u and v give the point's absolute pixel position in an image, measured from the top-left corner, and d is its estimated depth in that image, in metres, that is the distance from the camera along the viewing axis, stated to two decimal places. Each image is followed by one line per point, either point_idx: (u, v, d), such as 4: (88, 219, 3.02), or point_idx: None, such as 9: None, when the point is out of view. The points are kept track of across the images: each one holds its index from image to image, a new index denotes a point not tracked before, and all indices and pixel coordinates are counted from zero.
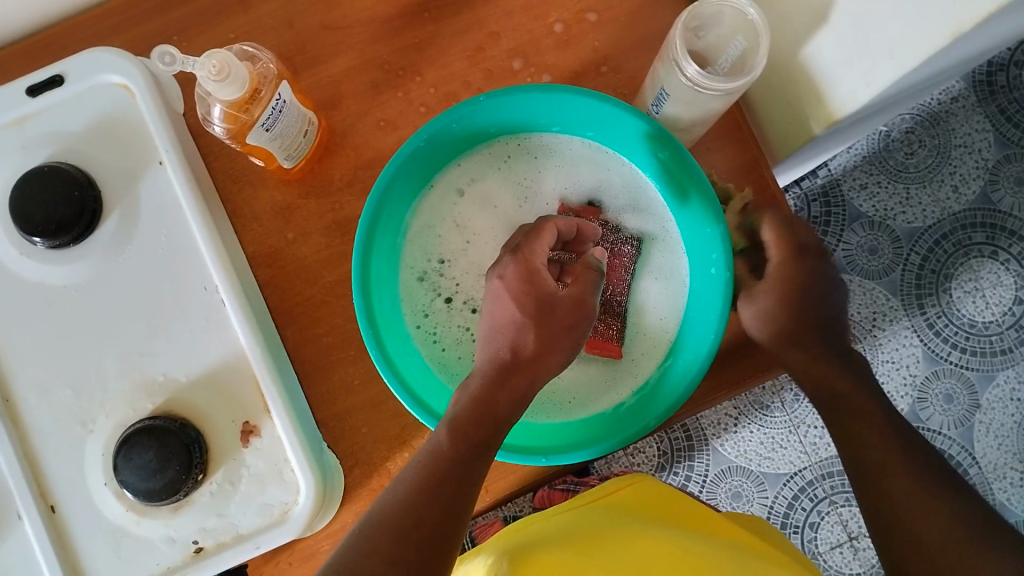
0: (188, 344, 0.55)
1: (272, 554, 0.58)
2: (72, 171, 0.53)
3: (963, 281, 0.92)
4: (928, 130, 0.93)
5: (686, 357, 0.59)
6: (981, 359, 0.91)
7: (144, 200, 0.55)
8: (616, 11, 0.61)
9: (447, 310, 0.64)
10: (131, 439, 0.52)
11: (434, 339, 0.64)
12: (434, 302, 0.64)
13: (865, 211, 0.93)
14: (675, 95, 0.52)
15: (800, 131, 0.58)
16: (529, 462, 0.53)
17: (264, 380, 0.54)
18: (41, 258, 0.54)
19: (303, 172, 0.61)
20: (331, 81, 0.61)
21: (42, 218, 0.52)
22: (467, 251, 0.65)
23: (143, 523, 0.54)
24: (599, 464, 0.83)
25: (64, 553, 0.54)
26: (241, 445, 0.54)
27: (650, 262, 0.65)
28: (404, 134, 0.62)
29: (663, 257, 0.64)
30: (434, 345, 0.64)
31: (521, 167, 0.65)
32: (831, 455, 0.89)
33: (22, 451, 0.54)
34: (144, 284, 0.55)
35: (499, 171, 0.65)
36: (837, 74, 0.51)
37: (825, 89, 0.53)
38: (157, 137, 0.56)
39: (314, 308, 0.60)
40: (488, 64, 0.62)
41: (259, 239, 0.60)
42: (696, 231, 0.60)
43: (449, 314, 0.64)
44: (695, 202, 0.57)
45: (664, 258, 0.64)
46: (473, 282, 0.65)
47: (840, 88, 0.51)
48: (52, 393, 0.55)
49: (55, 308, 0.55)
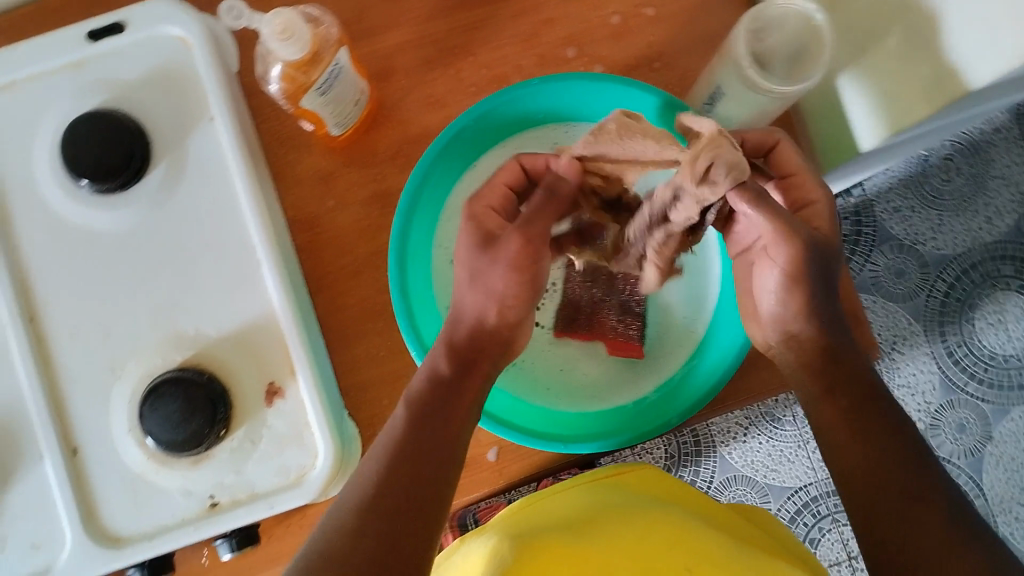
0: (222, 300, 0.55)
1: (284, 516, 0.59)
2: (124, 118, 0.54)
3: (987, 313, 0.95)
4: (967, 159, 0.96)
5: (712, 358, 0.59)
6: (997, 391, 0.95)
7: (191, 154, 0.56)
8: (675, 8, 0.61)
9: None
10: (158, 389, 0.52)
11: None
12: None
13: (896, 235, 0.96)
14: (731, 95, 0.52)
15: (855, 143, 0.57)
16: (548, 449, 0.55)
17: (294, 343, 0.55)
18: (86, 202, 0.55)
19: (349, 141, 0.61)
20: (384, 54, 0.61)
21: (90, 160, 0.53)
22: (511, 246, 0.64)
23: (162, 473, 0.54)
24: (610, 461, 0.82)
25: (81, 496, 0.55)
26: (265, 405, 0.55)
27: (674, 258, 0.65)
28: (451, 112, 0.62)
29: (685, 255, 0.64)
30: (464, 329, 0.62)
31: None
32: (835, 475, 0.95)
33: (50, 392, 0.55)
34: (182, 236, 0.56)
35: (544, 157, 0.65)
36: (897, 91, 0.50)
37: (884, 105, 0.52)
38: (210, 92, 0.56)
39: (347, 277, 0.61)
40: (541, 50, 0.61)
41: (300, 203, 0.61)
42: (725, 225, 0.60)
43: None
44: None
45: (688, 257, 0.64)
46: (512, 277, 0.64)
47: (898, 105, 0.51)
48: (85, 337, 0.55)
49: (94, 253, 0.56)
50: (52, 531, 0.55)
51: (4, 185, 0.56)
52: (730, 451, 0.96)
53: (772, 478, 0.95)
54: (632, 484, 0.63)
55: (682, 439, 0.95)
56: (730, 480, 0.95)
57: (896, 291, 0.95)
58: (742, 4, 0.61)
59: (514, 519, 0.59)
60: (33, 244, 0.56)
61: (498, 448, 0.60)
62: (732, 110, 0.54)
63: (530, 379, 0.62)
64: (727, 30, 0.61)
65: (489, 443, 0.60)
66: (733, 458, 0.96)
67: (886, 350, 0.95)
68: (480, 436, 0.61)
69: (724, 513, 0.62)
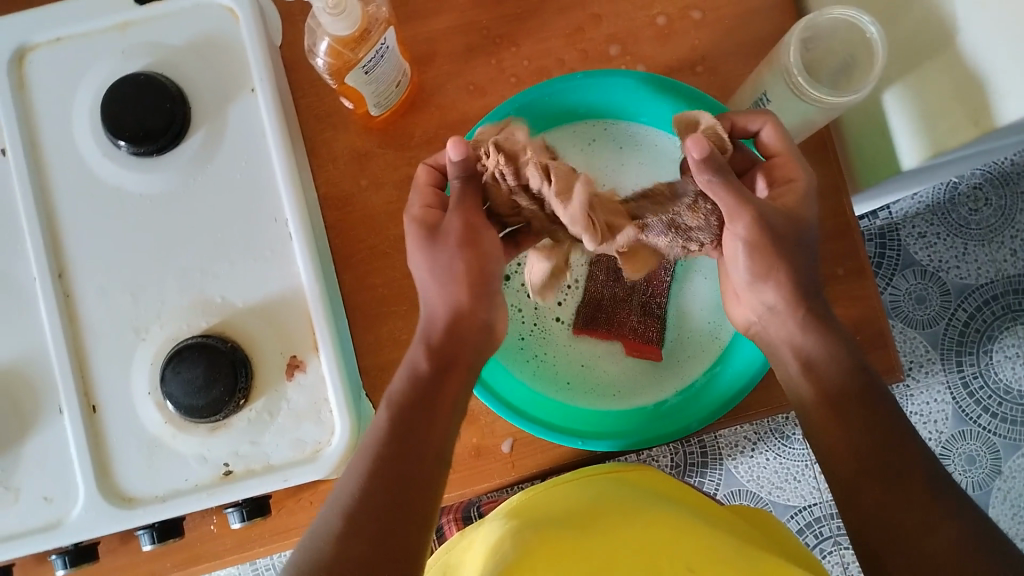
0: (250, 271, 0.56)
1: (295, 490, 0.59)
2: (166, 83, 0.54)
3: (1006, 345, 0.94)
4: (996, 189, 0.95)
5: (735, 369, 0.60)
6: (1010, 426, 0.94)
7: (230, 123, 0.56)
8: (722, 13, 0.61)
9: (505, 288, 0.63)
10: (181, 353, 0.53)
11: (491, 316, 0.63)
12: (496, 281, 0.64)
13: (919, 260, 0.96)
14: (776, 102, 0.52)
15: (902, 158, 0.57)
16: (566, 443, 0.58)
17: (319, 319, 0.55)
18: (123, 164, 0.55)
19: (386, 123, 0.61)
20: (427, 38, 0.62)
21: (132, 123, 0.54)
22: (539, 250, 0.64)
23: (179, 437, 0.55)
24: None
25: (97, 453, 0.55)
26: (285, 378, 0.55)
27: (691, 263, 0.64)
28: (490, 102, 0.62)
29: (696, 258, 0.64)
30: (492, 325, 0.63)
31: (606, 153, 0.63)
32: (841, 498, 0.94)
33: (73, 347, 0.55)
34: (214, 204, 0.56)
35: (582, 152, 0.63)
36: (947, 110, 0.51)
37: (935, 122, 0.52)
38: (253, 63, 0.56)
39: (374, 258, 0.61)
40: (585, 46, 0.62)
41: (333, 181, 0.61)
42: None
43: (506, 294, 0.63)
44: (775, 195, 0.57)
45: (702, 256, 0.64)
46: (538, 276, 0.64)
47: (949, 123, 0.51)
48: (112, 297, 0.56)
49: (128, 214, 0.56)
50: (65, 485, 0.55)
51: (43, 140, 0.56)
52: (736, 465, 0.96)
53: (776, 495, 0.95)
54: (635, 479, 0.62)
55: (689, 449, 0.96)
56: (734, 494, 0.96)
57: (916, 317, 0.95)
58: (789, 13, 0.61)
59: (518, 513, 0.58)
60: (67, 200, 0.56)
61: (511, 440, 0.61)
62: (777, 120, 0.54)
63: (551, 374, 0.63)
64: (772, 38, 0.61)
65: (504, 434, 0.61)
66: (739, 472, 0.96)
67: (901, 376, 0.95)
68: (495, 426, 0.61)
69: (728, 514, 0.62)
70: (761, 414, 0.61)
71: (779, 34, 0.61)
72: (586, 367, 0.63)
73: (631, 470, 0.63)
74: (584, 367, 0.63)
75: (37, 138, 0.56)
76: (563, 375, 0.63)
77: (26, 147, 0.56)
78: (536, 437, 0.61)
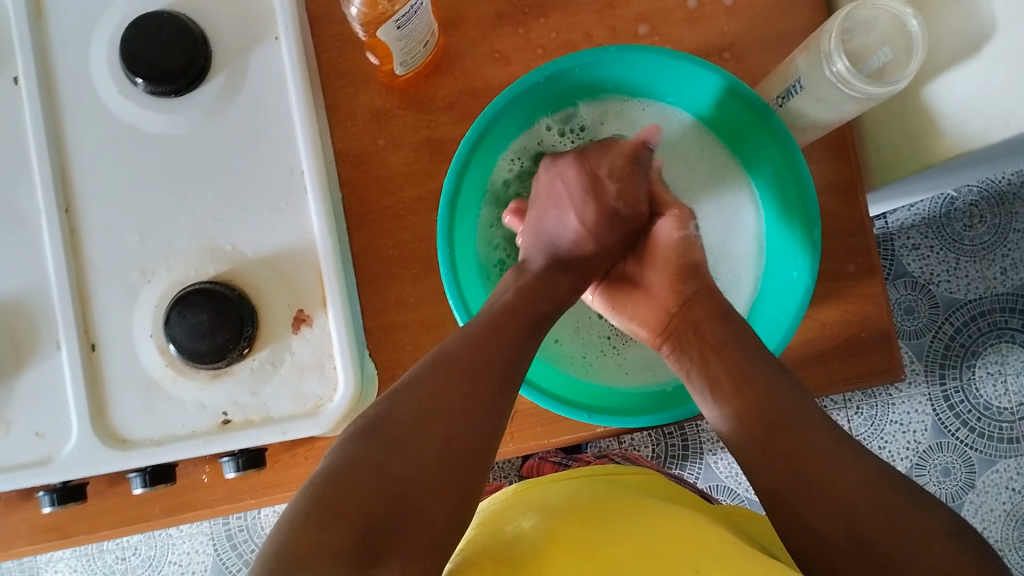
0: (262, 220, 0.55)
1: (291, 446, 0.59)
2: (191, 24, 0.53)
3: (989, 362, 0.95)
4: (992, 208, 0.95)
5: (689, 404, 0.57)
6: (987, 442, 0.95)
7: (252, 70, 0.55)
8: (753, 1, 0.61)
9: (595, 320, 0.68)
10: (187, 298, 0.52)
11: (585, 335, 0.68)
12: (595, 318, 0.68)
13: (911, 271, 0.96)
14: (809, 89, 0.54)
15: (932, 153, 0.57)
16: (572, 415, 0.56)
17: (328, 273, 0.54)
18: (139, 101, 0.55)
19: (409, 83, 0.61)
20: (456, 1, 0.61)
21: (151, 61, 0.53)
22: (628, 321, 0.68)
23: (178, 382, 0.54)
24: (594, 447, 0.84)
25: (92, 393, 0.54)
26: (291, 331, 0.54)
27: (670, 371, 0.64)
28: (514, 70, 0.62)
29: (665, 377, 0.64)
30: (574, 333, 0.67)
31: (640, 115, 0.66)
32: None
33: (76, 282, 0.54)
34: (229, 149, 0.55)
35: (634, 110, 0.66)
36: (980, 106, 0.51)
37: (964, 120, 0.53)
38: (280, 11, 0.55)
39: (387, 219, 0.60)
40: (614, 22, 0.61)
41: (350, 138, 0.61)
42: (784, 235, 0.61)
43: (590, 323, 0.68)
44: (794, 197, 0.58)
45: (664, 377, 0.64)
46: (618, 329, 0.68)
47: (978, 121, 0.52)
48: (120, 238, 0.55)
49: (140, 153, 0.55)
50: (58, 422, 0.54)
51: (59, 70, 0.55)
52: (716, 460, 0.96)
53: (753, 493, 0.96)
54: (634, 481, 0.60)
55: (670, 441, 0.97)
56: (712, 488, 0.96)
57: (904, 327, 0.96)
58: (820, 8, 0.61)
59: (522, 498, 0.56)
60: (80, 134, 0.55)
61: (511, 410, 0.61)
62: (807, 110, 0.56)
63: (580, 357, 0.66)
64: (801, 32, 0.61)
65: None
66: (718, 468, 0.97)
67: (880, 388, 0.96)
68: None
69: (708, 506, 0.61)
70: None
71: (808, 27, 0.61)
72: (610, 347, 0.67)
73: (624, 471, 0.61)
74: (613, 353, 0.67)
75: (52, 70, 0.55)
76: (578, 358, 0.66)
77: (40, 76, 0.55)
78: (537, 410, 0.62)
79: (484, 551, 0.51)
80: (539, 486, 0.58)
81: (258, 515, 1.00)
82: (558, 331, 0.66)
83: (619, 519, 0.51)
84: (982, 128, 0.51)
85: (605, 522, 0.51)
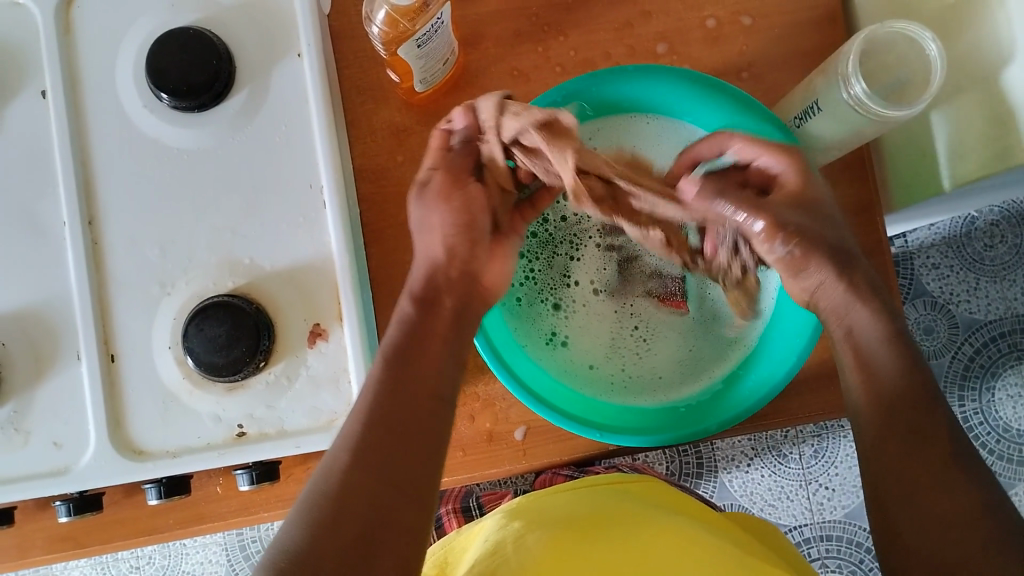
0: (281, 234, 0.55)
1: (305, 459, 0.60)
2: (215, 40, 0.54)
3: (1009, 383, 0.94)
4: (1013, 228, 0.95)
5: (726, 415, 0.59)
6: (1005, 464, 0.94)
7: (273, 86, 0.56)
8: (771, 21, 0.61)
9: (614, 317, 0.65)
10: (206, 311, 0.52)
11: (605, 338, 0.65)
12: (613, 313, 0.65)
13: (931, 290, 0.96)
14: (826, 111, 0.54)
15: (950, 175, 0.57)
16: (584, 434, 0.59)
17: (345, 287, 0.55)
18: (163, 116, 0.55)
19: (428, 100, 0.61)
20: (476, 20, 0.61)
21: (176, 77, 0.53)
22: (648, 310, 0.66)
23: (195, 394, 0.55)
24: (607, 460, 0.81)
25: (110, 403, 0.55)
26: (307, 345, 0.55)
27: (724, 351, 0.65)
28: (533, 88, 0.62)
29: (719, 364, 0.64)
30: (595, 340, 0.65)
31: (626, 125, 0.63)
32: (833, 519, 0.94)
33: (97, 294, 0.55)
34: (249, 163, 0.56)
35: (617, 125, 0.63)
36: (999, 128, 0.51)
37: (984, 143, 0.53)
38: (302, 28, 0.56)
39: (403, 234, 0.61)
40: (632, 41, 0.62)
41: (369, 153, 0.61)
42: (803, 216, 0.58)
43: (609, 321, 0.65)
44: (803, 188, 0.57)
45: (716, 361, 0.65)
46: (643, 311, 0.66)
47: (998, 143, 0.51)
48: (140, 251, 0.55)
49: (161, 166, 0.56)
50: (76, 433, 0.55)
51: (84, 85, 0.56)
52: (731, 479, 0.96)
53: (767, 512, 0.95)
54: (638, 492, 0.59)
55: (685, 457, 0.96)
56: (726, 506, 0.96)
57: (923, 347, 0.95)
58: (840, 27, 0.61)
59: (524, 508, 0.57)
60: (103, 148, 0.56)
61: (525, 427, 0.61)
62: (824, 131, 0.56)
63: (609, 367, 0.64)
64: (820, 51, 0.61)
65: (517, 421, 0.62)
66: (733, 487, 0.96)
67: None
68: (510, 413, 0.62)
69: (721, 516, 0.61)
70: (775, 424, 0.63)
71: (827, 47, 0.61)
72: (642, 345, 0.65)
73: (628, 482, 0.61)
74: (648, 353, 0.65)
75: (78, 83, 0.56)
76: (614, 376, 0.64)
77: (66, 91, 0.56)
78: (550, 428, 0.62)
79: (489, 560, 0.51)
80: (548, 494, 0.58)
81: (272, 526, 1.00)
82: (591, 355, 0.64)
83: (621, 531, 0.52)
84: (1001, 151, 0.51)
85: (607, 533, 0.51)
